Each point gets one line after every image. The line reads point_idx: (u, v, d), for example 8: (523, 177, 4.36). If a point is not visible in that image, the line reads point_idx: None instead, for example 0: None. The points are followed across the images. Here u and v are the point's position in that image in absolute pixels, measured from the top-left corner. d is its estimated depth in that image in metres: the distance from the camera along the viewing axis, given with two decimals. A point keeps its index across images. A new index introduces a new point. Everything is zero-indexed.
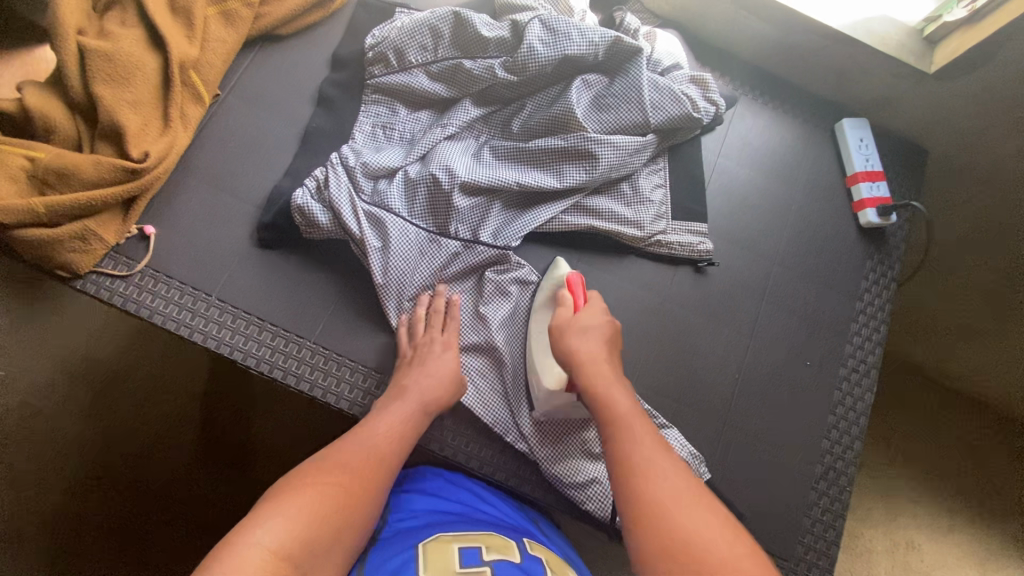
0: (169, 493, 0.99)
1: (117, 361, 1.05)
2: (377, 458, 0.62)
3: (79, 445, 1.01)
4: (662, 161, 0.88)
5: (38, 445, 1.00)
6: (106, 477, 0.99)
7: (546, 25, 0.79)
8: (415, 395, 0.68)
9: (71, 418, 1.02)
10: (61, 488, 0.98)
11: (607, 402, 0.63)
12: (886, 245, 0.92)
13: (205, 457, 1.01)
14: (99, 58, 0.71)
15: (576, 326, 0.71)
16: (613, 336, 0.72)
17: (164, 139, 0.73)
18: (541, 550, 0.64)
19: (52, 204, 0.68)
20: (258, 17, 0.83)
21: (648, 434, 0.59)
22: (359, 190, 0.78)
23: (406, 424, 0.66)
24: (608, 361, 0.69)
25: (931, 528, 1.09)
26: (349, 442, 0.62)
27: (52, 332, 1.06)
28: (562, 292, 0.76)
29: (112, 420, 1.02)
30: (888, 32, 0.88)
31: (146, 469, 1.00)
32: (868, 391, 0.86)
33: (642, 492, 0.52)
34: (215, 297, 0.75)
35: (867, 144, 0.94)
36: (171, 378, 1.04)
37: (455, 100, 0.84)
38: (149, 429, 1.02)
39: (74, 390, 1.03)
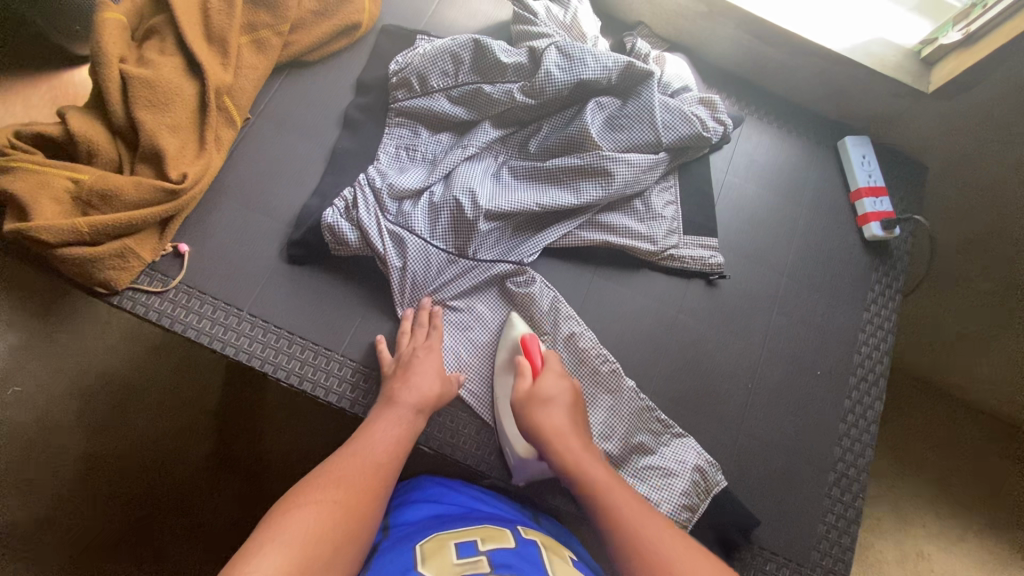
0: (189, 505, 1.01)
1: (141, 376, 1.08)
2: (374, 468, 0.63)
3: (103, 458, 1.03)
4: (673, 178, 0.92)
5: (62, 459, 1.02)
6: (129, 490, 1.01)
7: (562, 52, 0.83)
8: (406, 401, 0.71)
9: (95, 432, 1.04)
10: (84, 501, 1.00)
11: (584, 477, 0.67)
12: (890, 257, 0.95)
13: (226, 470, 1.03)
14: (140, 85, 0.75)
15: (538, 397, 0.73)
16: (574, 399, 0.75)
17: (199, 161, 0.77)
18: (536, 534, 0.67)
19: (94, 223, 0.71)
20: (287, 44, 0.87)
21: (626, 496, 0.65)
22: (384, 210, 0.81)
23: (399, 437, 0.68)
24: (574, 430, 0.72)
25: (941, 537, 1.10)
26: (345, 457, 0.64)
27: (77, 347, 1.08)
28: (519, 359, 0.77)
29: (135, 434, 1.04)
30: (887, 55, 0.93)
31: (168, 482, 1.02)
32: (877, 399, 0.88)
33: (633, 544, 0.59)
34: (247, 312, 0.78)
35: (869, 161, 0.98)
36: (193, 392, 1.07)
37: (475, 123, 0.88)
38: (171, 443, 1.04)
39: (99, 405, 1.06)
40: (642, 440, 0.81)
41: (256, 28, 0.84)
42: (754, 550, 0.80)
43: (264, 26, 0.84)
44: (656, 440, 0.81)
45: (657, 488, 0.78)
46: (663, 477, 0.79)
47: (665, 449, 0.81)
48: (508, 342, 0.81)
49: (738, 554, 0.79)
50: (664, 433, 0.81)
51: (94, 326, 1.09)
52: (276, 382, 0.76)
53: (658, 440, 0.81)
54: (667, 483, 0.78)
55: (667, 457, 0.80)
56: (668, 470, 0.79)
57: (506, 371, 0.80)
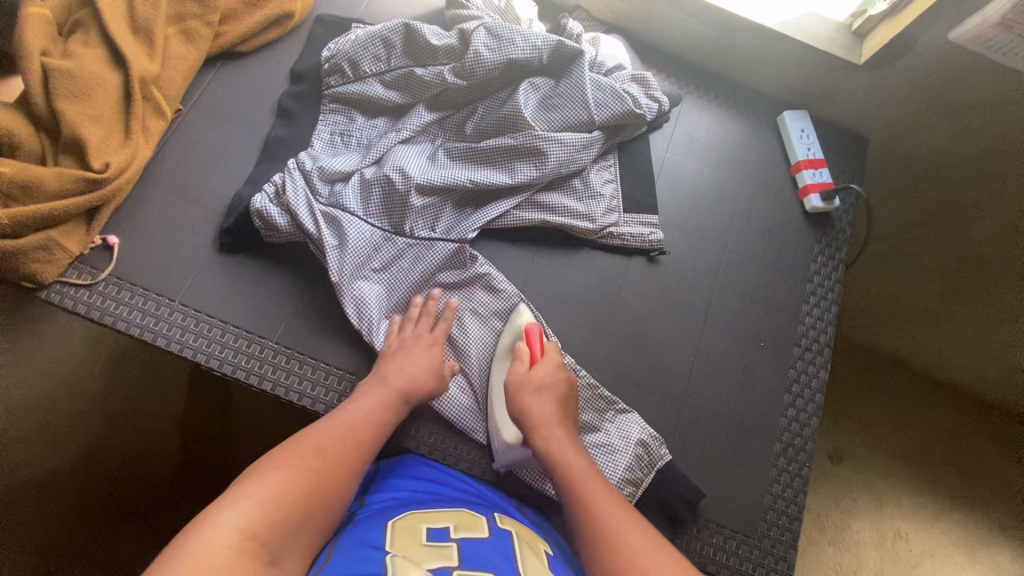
0: (143, 507, 1.00)
1: (90, 380, 1.06)
2: (353, 443, 0.63)
3: (50, 466, 1.01)
4: (611, 157, 0.92)
5: (7, 470, 1.00)
6: (80, 497, 0.99)
7: (491, 32, 0.84)
8: (396, 385, 0.70)
9: (42, 441, 1.02)
10: (28, 511, 0.98)
11: (562, 467, 0.66)
12: (833, 228, 0.96)
13: (176, 470, 1.02)
14: (62, 77, 0.74)
15: (531, 384, 0.73)
16: (567, 397, 0.75)
17: (124, 150, 0.76)
18: (512, 524, 0.65)
19: (15, 215, 0.70)
20: (218, 35, 0.87)
21: (605, 495, 0.63)
22: (315, 192, 0.81)
23: (385, 413, 0.68)
24: (560, 421, 0.71)
25: (914, 516, 1.10)
26: (325, 428, 0.63)
27: (22, 354, 1.07)
28: (519, 346, 0.77)
29: (84, 440, 1.03)
30: (817, 28, 0.94)
31: (119, 487, 1.00)
32: (822, 368, 0.88)
33: (615, 550, 0.56)
34: (178, 302, 0.77)
35: (808, 134, 0.99)
36: (145, 394, 1.06)
37: (410, 106, 0.88)
38: (120, 447, 1.03)
39: (45, 413, 1.04)
40: (585, 419, 0.81)
41: (184, 19, 0.84)
42: (702, 523, 0.79)
43: (192, 17, 0.84)
44: (601, 418, 0.81)
45: (602, 464, 0.77)
46: (607, 454, 0.78)
47: (610, 426, 0.80)
48: (509, 329, 0.81)
49: (685, 528, 0.79)
50: (608, 410, 0.81)
51: (40, 331, 1.08)
52: (208, 372, 0.76)
53: (602, 417, 0.81)
54: (611, 459, 0.78)
55: (612, 434, 0.80)
56: (612, 446, 0.79)
57: (505, 357, 0.80)
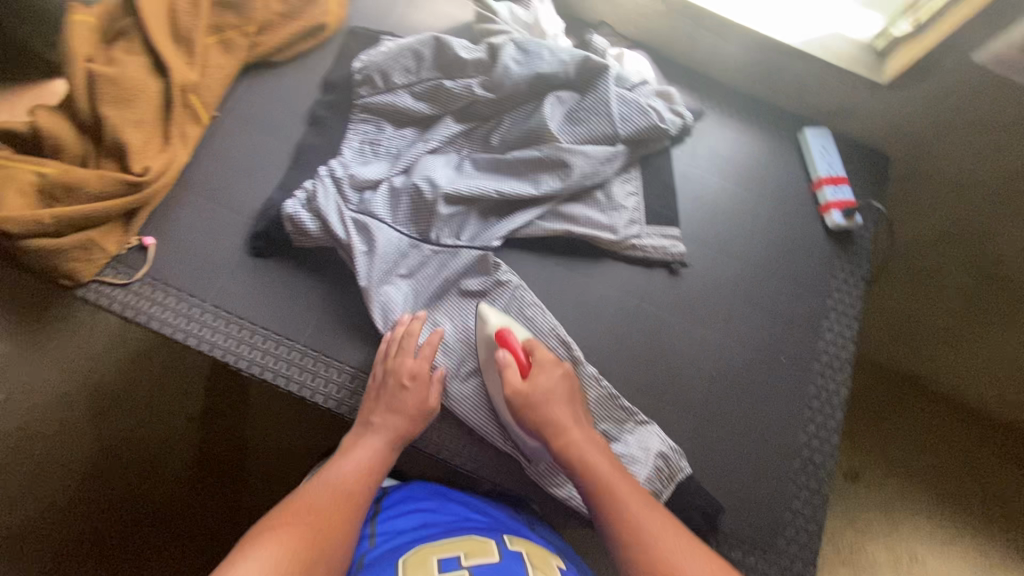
0: (165, 504, 1.02)
1: (113, 378, 1.08)
2: (347, 495, 0.64)
3: (75, 462, 1.03)
4: (634, 170, 0.93)
5: (34, 465, 1.03)
6: (104, 493, 1.02)
7: (519, 46, 0.86)
8: (382, 432, 0.72)
9: (67, 437, 1.05)
10: (54, 506, 1.01)
11: (585, 465, 0.68)
12: (853, 245, 0.96)
13: (196, 468, 1.04)
14: (107, 83, 0.76)
15: (536, 393, 0.74)
16: (571, 389, 0.77)
17: (163, 155, 0.78)
18: (522, 544, 0.66)
19: (59, 216, 0.72)
20: (254, 45, 0.89)
21: (628, 486, 0.66)
22: (346, 200, 0.83)
23: (376, 461, 0.70)
24: (574, 421, 0.73)
25: (932, 539, 1.08)
26: (320, 486, 0.64)
27: (49, 351, 1.09)
28: (503, 353, 0.77)
29: (107, 438, 1.05)
30: (841, 48, 0.95)
31: (141, 484, 1.03)
32: (843, 384, 0.88)
33: (643, 551, 0.58)
34: (210, 302, 0.80)
35: (829, 151, 0.99)
36: (167, 392, 1.08)
37: (438, 117, 0.90)
38: (141, 445, 1.05)
39: (68, 410, 1.06)
40: (604, 428, 0.81)
41: (223, 30, 0.87)
42: (720, 537, 0.79)
43: (231, 28, 0.87)
44: (620, 428, 0.81)
45: None
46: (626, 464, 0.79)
47: (629, 436, 0.81)
48: (484, 337, 0.81)
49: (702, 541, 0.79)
50: (628, 421, 0.81)
51: (66, 327, 1.10)
52: (237, 372, 0.77)
53: (621, 428, 0.81)
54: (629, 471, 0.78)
55: (631, 445, 0.80)
56: (631, 457, 0.79)
57: (492, 364, 0.80)
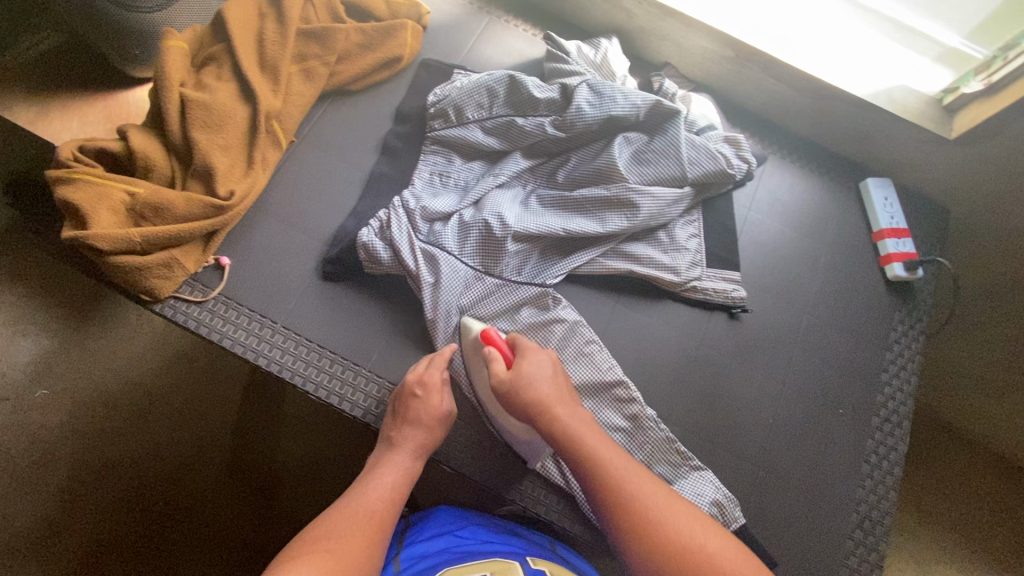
0: (205, 513, 1.03)
1: (162, 383, 1.10)
2: (373, 520, 0.66)
3: (121, 464, 1.05)
4: (696, 213, 0.94)
5: (81, 464, 1.05)
6: (148, 497, 1.04)
7: (593, 88, 0.88)
8: (405, 446, 0.73)
9: (114, 439, 1.07)
10: (100, 507, 1.03)
11: (578, 447, 0.68)
12: (913, 298, 0.96)
13: (238, 478, 1.05)
14: (197, 108, 0.79)
15: (523, 380, 0.72)
16: (555, 369, 0.75)
17: (246, 180, 0.80)
18: (544, 564, 0.69)
19: (147, 235, 0.75)
20: (333, 74, 0.92)
21: (623, 463, 0.67)
22: (416, 230, 0.85)
23: (400, 485, 0.71)
24: (559, 398, 0.72)
25: None
26: (346, 510, 0.66)
27: (100, 352, 1.11)
28: (487, 350, 0.75)
29: (153, 443, 1.07)
30: (909, 101, 0.94)
31: (184, 491, 1.04)
32: (901, 441, 0.88)
33: (650, 534, 0.61)
34: (280, 324, 0.81)
35: (892, 203, 0.99)
36: (212, 401, 1.10)
37: (506, 153, 0.92)
38: (184, 452, 1.06)
39: (117, 414, 1.08)
40: (659, 471, 0.81)
41: (306, 59, 0.89)
42: None
43: (313, 57, 0.90)
44: (675, 472, 0.81)
45: None
46: None
47: (684, 482, 0.80)
48: (470, 342, 0.81)
49: None
50: (683, 466, 0.81)
51: (117, 330, 1.13)
52: (303, 394, 0.79)
53: (676, 472, 0.81)
54: None
55: (686, 491, 0.79)
56: None
57: (479, 361, 0.80)
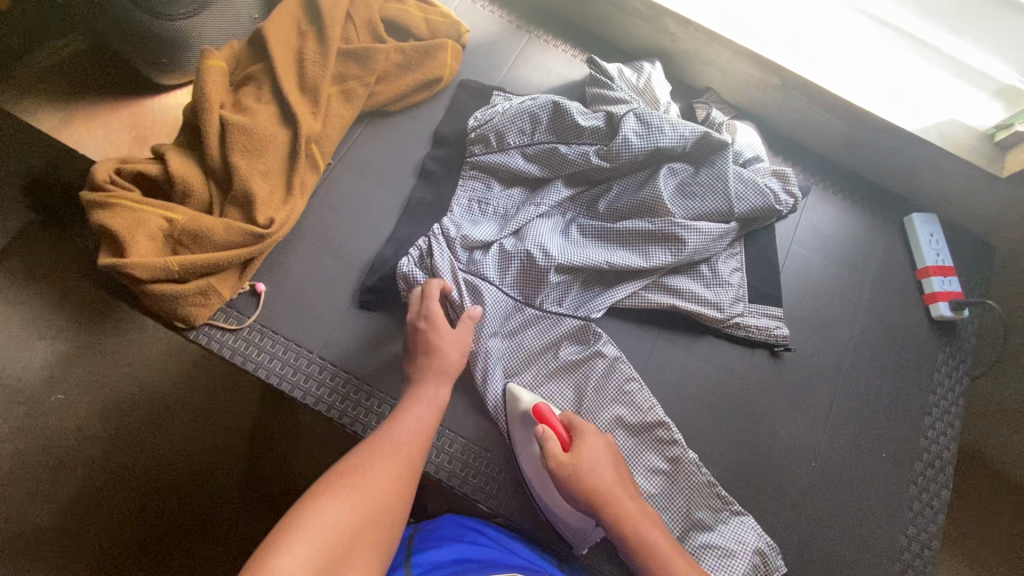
0: (218, 525, 1.01)
1: (178, 391, 1.06)
2: (400, 462, 0.66)
3: (132, 473, 1.01)
4: (739, 246, 0.91)
5: (91, 471, 1.01)
6: (162, 505, 1.01)
7: (640, 119, 0.86)
8: (428, 380, 0.74)
9: (126, 446, 1.03)
10: (110, 513, 0.99)
11: (646, 549, 0.66)
12: (958, 339, 0.94)
13: (253, 492, 1.02)
14: (239, 132, 0.77)
15: (584, 470, 0.69)
16: (614, 458, 0.73)
17: (285, 207, 0.78)
18: None
19: (186, 263, 0.73)
20: (372, 94, 0.90)
21: (692, 571, 0.65)
22: (456, 258, 0.83)
23: (426, 425, 0.71)
24: (623, 492, 0.70)
25: None
26: (378, 445, 0.67)
27: (115, 357, 1.07)
28: (542, 429, 0.72)
29: (168, 452, 1.03)
30: (961, 136, 0.92)
31: (198, 500, 1.02)
32: (944, 487, 0.86)
33: None
34: (316, 353, 0.79)
35: (937, 239, 0.97)
36: (229, 410, 1.07)
37: (547, 180, 0.90)
38: (200, 462, 1.03)
39: (133, 421, 1.04)
40: (699, 516, 0.79)
41: (345, 79, 0.87)
42: None
43: (352, 77, 0.87)
44: (715, 517, 0.79)
45: (715, 569, 0.76)
46: (722, 557, 0.76)
47: (724, 527, 0.78)
48: (520, 413, 0.78)
49: None
50: (723, 510, 0.79)
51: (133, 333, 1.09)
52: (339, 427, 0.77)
53: (717, 517, 0.79)
54: (724, 564, 0.76)
55: (725, 536, 0.77)
56: (726, 550, 0.76)
57: (528, 438, 0.77)
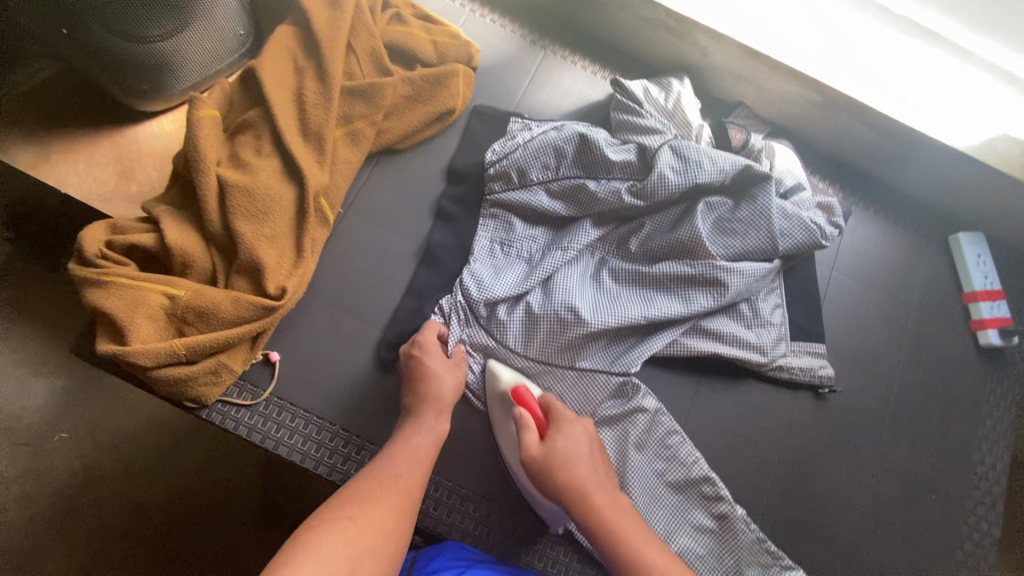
0: (242, 552, 0.93)
1: (186, 428, 0.97)
2: (406, 489, 0.61)
3: (148, 508, 0.93)
4: (778, 280, 0.86)
5: (102, 509, 0.92)
6: (182, 533, 0.92)
7: (676, 152, 0.79)
8: (426, 408, 0.69)
9: (137, 481, 0.94)
10: (123, 555, 0.90)
11: (616, 536, 0.61)
12: (1006, 366, 0.90)
13: (273, 528, 0.94)
14: (240, 194, 0.70)
15: (555, 456, 0.66)
16: (592, 445, 0.70)
17: (297, 273, 0.72)
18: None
19: (193, 344, 0.67)
20: (380, 132, 0.82)
21: (668, 561, 0.60)
22: (475, 315, 0.78)
23: (428, 451, 0.66)
24: (597, 481, 0.66)
25: None
26: (378, 472, 0.62)
27: (116, 396, 0.98)
28: (519, 412, 0.69)
29: (183, 487, 0.94)
30: (1017, 153, 0.84)
31: (217, 532, 0.93)
32: (994, 524, 0.84)
33: None
34: (339, 426, 0.73)
35: (985, 261, 0.93)
36: (240, 443, 0.97)
37: (574, 220, 0.83)
38: (220, 491, 0.95)
39: (144, 456, 0.95)
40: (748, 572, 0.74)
41: (351, 119, 0.79)
42: None
43: (358, 116, 0.79)
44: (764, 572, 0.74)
45: None
46: None
47: None
48: (497, 393, 0.75)
49: None
50: (772, 564, 0.75)
51: None
52: None
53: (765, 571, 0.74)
54: None
55: None
56: None
57: (506, 419, 0.74)
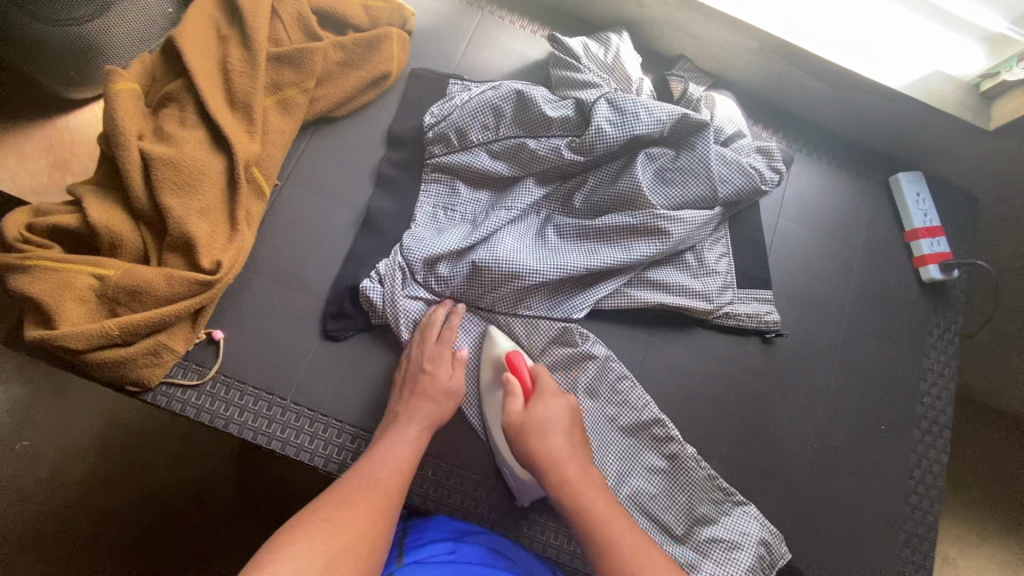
0: (211, 542, 0.91)
1: (143, 420, 0.95)
2: (383, 495, 0.60)
3: (112, 504, 0.91)
4: (723, 229, 0.87)
5: (64, 508, 0.90)
6: (149, 525, 0.90)
7: (613, 104, 0.79)
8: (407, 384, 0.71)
9: (97, 480, 0.91)
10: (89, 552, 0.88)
11: (582, 508, 0.62)
12: (948, 299, 0.93)
13: (244, 515, 0.92)
14: (164, 166, 0.68)
15: (534, 424, 0.67)
16: (573, 421, 0.70)
17: (232, 245, 0.70)
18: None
19: (126, 324, 0.65)
20: (313, 100, 0.80)
21: (632, 536, 0.61)
22: (414, 270, 0.77)
23: (411, 458, 0.65)
24: (575, 455, 0.67)
25: None
26: (358, 478, 0.61)
27: (69, 394, 0.95)
28: (508, 377, 0.71)
29: (147, 482, 0.92)
30: (947, 89, 0.87)
31: (185, 522, 0.91)
32: (942, 451, 0.87)
33: None
34: (290, 400, 0.72)
35: (924, 199, 0.95)
36: (202, 434, 0.95)
37: (517, 179, 0.82)
38: (187, 481, 0.93)
39: (104, 453, 0.92)
40: (701, 509, 0.76)
41: (281, 88, 0.77)
42: None
43: (289, 84, 0.77)
44: (716, 509, 0.76)
45: (719, 563, 0.73)
46: (727, 550, 0.73)
47: (726, 519, 0.75)
48: (492, 360, 0.76)
49: None
50: (724, 501, 0.76)
51: None
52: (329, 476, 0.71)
53: (718, 508, 0.76)
54: (730, 558, 0.73)
55: (729, 528, 0.75)
56: (731, 543, 0.74)
57: (496, 387, 0.75)
